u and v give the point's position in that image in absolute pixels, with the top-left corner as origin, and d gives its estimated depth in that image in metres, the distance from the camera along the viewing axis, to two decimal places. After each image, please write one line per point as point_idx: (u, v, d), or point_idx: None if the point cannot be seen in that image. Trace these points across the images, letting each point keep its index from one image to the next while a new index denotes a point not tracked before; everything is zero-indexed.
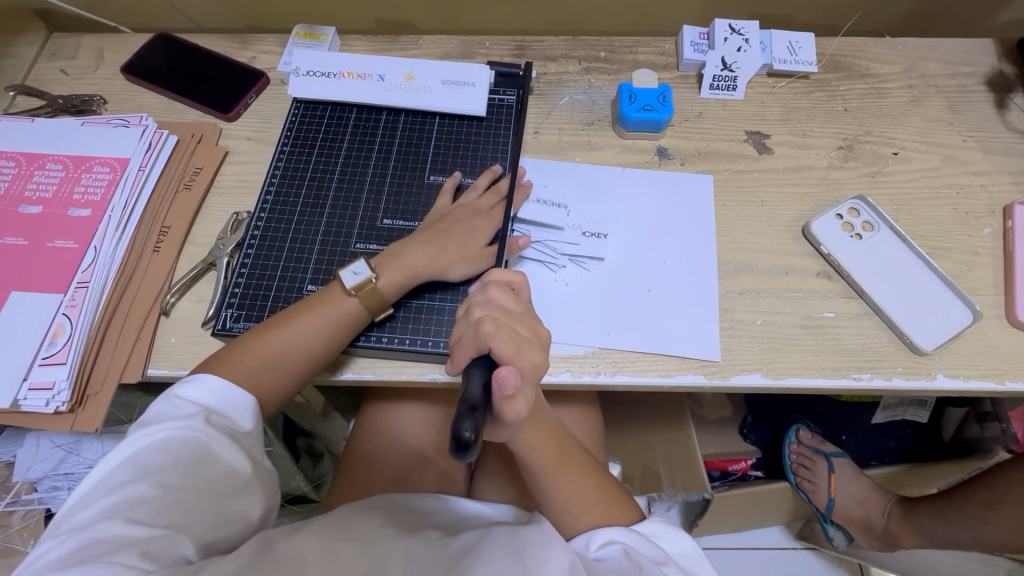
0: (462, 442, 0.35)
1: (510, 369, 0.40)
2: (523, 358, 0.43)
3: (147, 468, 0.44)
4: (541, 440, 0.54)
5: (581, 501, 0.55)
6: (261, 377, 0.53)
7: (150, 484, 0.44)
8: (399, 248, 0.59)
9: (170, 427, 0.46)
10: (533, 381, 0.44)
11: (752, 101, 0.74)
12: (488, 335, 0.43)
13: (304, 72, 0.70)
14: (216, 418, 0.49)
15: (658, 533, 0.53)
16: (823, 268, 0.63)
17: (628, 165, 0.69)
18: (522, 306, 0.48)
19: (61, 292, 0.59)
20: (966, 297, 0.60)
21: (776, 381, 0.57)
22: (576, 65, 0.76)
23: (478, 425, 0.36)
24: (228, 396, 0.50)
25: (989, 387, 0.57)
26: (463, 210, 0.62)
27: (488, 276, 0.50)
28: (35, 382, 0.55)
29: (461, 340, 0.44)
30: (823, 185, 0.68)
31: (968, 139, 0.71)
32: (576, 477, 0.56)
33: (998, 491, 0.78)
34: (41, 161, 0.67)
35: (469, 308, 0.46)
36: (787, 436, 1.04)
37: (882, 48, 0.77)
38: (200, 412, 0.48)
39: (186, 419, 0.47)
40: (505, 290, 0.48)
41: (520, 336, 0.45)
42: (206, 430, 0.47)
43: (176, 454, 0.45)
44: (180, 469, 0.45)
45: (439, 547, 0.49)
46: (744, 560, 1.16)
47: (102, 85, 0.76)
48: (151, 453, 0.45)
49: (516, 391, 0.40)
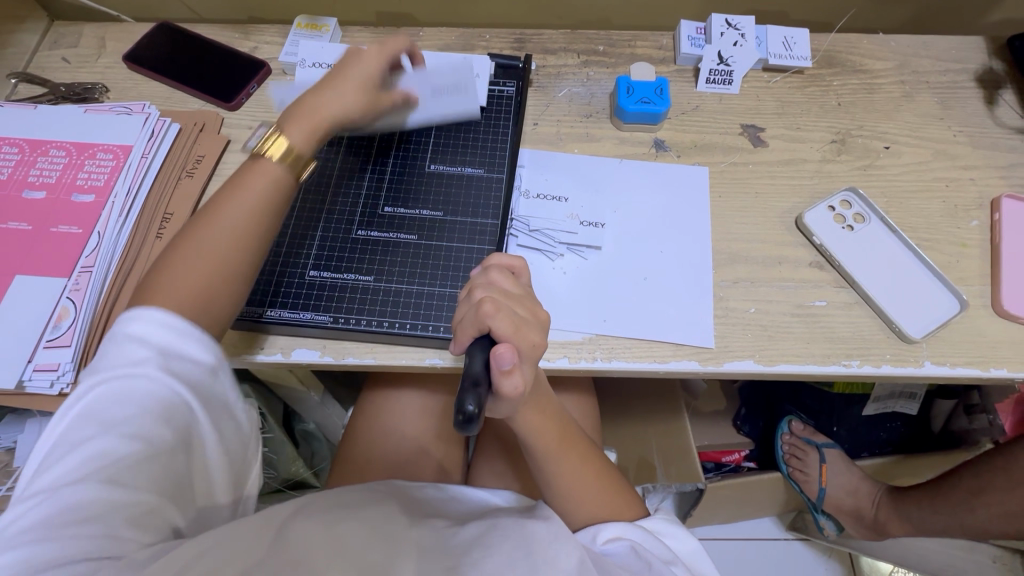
0: (465, 416, 0.37)
1: (508, 346, 0.41)
2: (521, 338, 0.44)
3: (111, 423, 0.41)
4: (543, 425, 0.55)
5: (586, 491, 0.57)
6: (201, 256, 0.50)
7: (118, 443, 0.41)
8: (306, 101, 0.57)
9: (132, 375, 0.43)
10: (532, 360, 0.45)
11: (748, 95, 0.75)
12: (488, 315, 0.44)
13: (291, 103, 0.69)
14: (179, 364, 0.45)
15: (663, 530, 0.55)
16: (815, 258, 0.64)
17: (625, 156, 0.70)
18: (522, 288, 0.49)
19: (65, 276, 0.60)
20: (954, 287, 0.61)
21: (769, 368, 0.59)
22: (575, 58, 0.77)
23: (478, 400, 0.38)
24: (190, 335, 0.46)
25: (975, 374, 0.59)
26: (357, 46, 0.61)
27: (489, 260, 0.51)
28: (40, 364, 0.56)
29: (463, 321, 0.45)
30: (816, 178, 0.69)
31: (958, 134, 0.72)
32: (577, 463, 0.57)
33: (982, 479, 0.79)
34: (44, 148, 0.67)
35: (470, 290, 0.47)
36: (780, 427, 1.06)
37: (874, 44, 0.78)
38: (159, 358, 0.44)
39: (145, 368, 0.43)
40: (505, 272, 0.49)
41: (519, 316, 0.45)
42: (178, 379, 0.44)
43: (142, 409, 0.42)
44: (149, 423, 0.42)
45: (446, 537, 0.50)
46: (736, 550, 1.18)
47: (104, 73, 0.76)
48: (112, 406, 0.42)
49: (513, 365, 0.41)
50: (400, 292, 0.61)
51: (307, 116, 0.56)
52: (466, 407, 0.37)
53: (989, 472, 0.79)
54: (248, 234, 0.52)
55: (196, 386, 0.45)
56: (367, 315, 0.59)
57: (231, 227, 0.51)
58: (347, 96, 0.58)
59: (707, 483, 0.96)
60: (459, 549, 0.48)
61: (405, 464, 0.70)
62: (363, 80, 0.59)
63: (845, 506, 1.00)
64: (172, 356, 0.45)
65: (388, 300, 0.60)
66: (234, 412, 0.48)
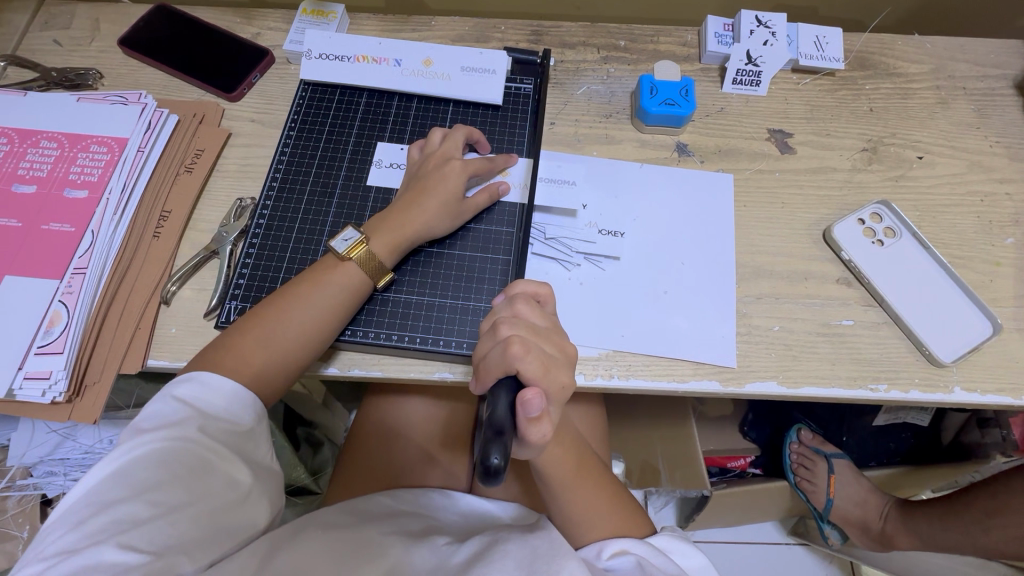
0: (490, 469, 0.35)
1: (535, 393, 0.41)
2: (551, 379, 0.44)
3: (139, 486, 0.42)
4: (557, 450, 0.54)
5: (594, 514, 0.54)
6: (271, 344, 0.52)
7: (143, 504, 0.41)
8: (392, 212, 0.58)
9: (163, 436, 0.44)
10: (559, 402, 0.45)
11: (775, 97, 0.71)
12: (516, 357, 0.43)
13: (387, 165, 0.65)
14: (212, 425, 0.46)
15: (673, 549, 0.52)
16: (843, 274, 0.62)
17: (646, 161, 0.67)
18: (549, 321, 0.48)
19: (57, 278, 0.57)
20: (988, 309, 0.59)
21: (792, 390, 0.57)
22: (594, 54, 0.73)
23: (504, 452, 0.36)
24: (227, 395, 0.48)
25: (1005, 402, 0.56)
26: (435, 157, 0.60)
27: (513, 290, 0.49)
28: (31, 372, 0.53)
29: (488, 359, 0.44)
30: (846, 188, 0.66)
31: (994, 144, 0.69)
32: (593, 490, 0.55)
33: (1001, 499, 0.79)
34: (35, 138, 0.64)
35: (495, 324, 0.46)
36: (787, 436, 1.04)
37: (910, 46, 0.74)
38: (194, 418, 0.46)
39: (178, 427, 0.44)
40: (531, 303, 0.48)
41: (548, 356, 0.45)
42: (205, 441, 0.45)
43: (169, 468, 0.43)
44: (177, 485, 0.43)
45: (445, 559, 0.47)
46: (737, 554, 1.17)
47: (98, 58, 0.72)
48: (141, 467, 0.43)
49: (541, 413, 0.41)
50: (410, 303, 0.58)
51: (393, 227, 0.57)
52: (491, 460, 0.35)
53: (1007, 493, 0.78)
54: (317, 333, 0.53)
55: (227, 445, 0.46)
56: (375, 328, 0.57)
57: (303, 325, 0.52)
58: (433, 213, 0.57)
59: (712, 490, 0.95)
60: (457, 570, 0.45)
61: (407, 474, 0.67)
62: (450, 197, 0.58)
63: (852, 517, 0.98)
64: (206, 417, 0.46)
65: (397, 311, 0.57)
66: (263, 467, 0.49)
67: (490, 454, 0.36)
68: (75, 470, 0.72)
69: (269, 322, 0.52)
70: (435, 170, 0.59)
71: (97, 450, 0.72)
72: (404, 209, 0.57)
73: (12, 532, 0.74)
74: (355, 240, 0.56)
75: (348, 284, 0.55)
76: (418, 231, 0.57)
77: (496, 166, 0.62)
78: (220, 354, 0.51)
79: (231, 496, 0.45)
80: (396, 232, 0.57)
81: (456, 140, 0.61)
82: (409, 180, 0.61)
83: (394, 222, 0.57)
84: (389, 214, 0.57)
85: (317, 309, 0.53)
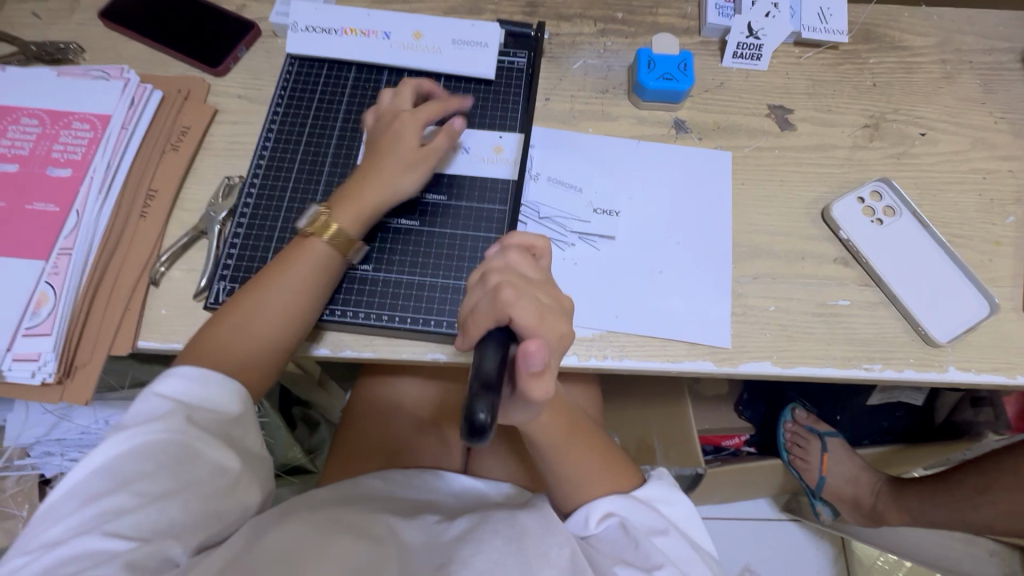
0: (477, 425, 0.35)
1: (537, 347, 0.40)
2: (546, 326, 0.43)
3: (125, 477, 0.42)
4: (549, 423, 0.54)
5: (585, 471, 0.55)
6: (251, 326, 0.51)
7: (129, 495, 0.41)
8: (351, 182, 0.57)
9: (146, 428, 0.43)
10: (555, 349, 0.44)
11: (776, 72, 0.69)
12: (508, 303, 0.42)
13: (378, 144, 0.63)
14: (199, 415, 0.46)
15: (661, 497, 0.53)
16: (840, 254, 0.61)
17: (644, 138, 0.65)
18: (541, 274, 0.48)
19: (43, 258, 0.56)
20: (986, 289, 0.58)
21: (786, 369, 0.56)
22: (591, 26, 0.71)
23: (491, 407, 0.36)
24: (211, 383, 0.47)
25: (1000, 381, 0.56)
26: (387, 119, 0.59)
27: (508, 241, 0.49)
28: (19, 354, 0.53)
29: (478, 310, 0.43)
30: (845, 165, 0.65)
31: (999, 120, 0.67)
32: (585, 461, 0.55)
33: (989, 477, 0.81)
34: (16, 115, 0.62)
35: (485, 275, 0.45)
36: (782, 415, 1.04)
37: (917, 18, 0.72)
38: (179, 407, 0.45)
39: (163, 419, 0.44)
40: (523, 254, 0.48)
41: (540, 304, 0.44)
42: (190, 432, 0.44)
43: (154, 459, 0.43)
44: (163, 476, 0.42)
45: (436, 535, 0.49)
46: (729, 529, 1.19)
47: (77, 31, 0.70)
48: (125, 459, 0.42)
49: (542, 366, 0.41)
50: (400, 283, 0.57)
51: (354, 196, 0.55)
52: (477, 416, 0.35)
53: (999, 472, 0.80)
54: (296, 306, 0.52)
55: (215, 433, 0.46)
56: (366, 308, 0.56)
57: (281, 305, 0.52)
58: (393, 168, 0.56)
59: (706, 467, 0.96)
60: (446, 550, 0.46)
61: (402, 453, 0.67)
62: (406, 152, 0.57)
63: (844, 494, 0.99)
64: (192, 406, 0.46)
65: (388, 292, 0.57)
66: (251, 453, 0.49)
67: (476, 410, 0.35)
68: (71, 448, 0.73)
69: (245, 309, 0.52)
70: (389, 128, 0.58)
71: (94, 430, 0.72)
72: (368, 174, 0.56)
73: (12, 511, 0.78)
74: (315, 216, 0.55)
75: (321, 254, 0.54)
76: (379, 193, 0.56)
77: (449, 108, 0.60)
78: (201, 340, 0.51)
79: (218, 484, 0.45)
80: (358, 199, 0.55)
81: (407, 96, 0.60)
82: (367, 148, 0.59)
83: (355, 192, 0.56)
84: (351, 186, 0.56)
85: (292, 289, 0.52)
